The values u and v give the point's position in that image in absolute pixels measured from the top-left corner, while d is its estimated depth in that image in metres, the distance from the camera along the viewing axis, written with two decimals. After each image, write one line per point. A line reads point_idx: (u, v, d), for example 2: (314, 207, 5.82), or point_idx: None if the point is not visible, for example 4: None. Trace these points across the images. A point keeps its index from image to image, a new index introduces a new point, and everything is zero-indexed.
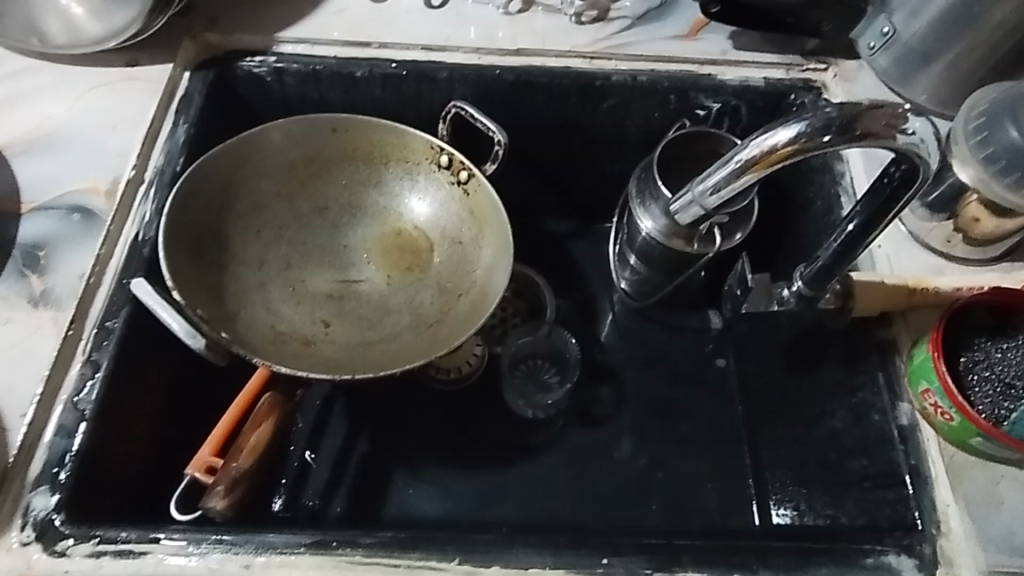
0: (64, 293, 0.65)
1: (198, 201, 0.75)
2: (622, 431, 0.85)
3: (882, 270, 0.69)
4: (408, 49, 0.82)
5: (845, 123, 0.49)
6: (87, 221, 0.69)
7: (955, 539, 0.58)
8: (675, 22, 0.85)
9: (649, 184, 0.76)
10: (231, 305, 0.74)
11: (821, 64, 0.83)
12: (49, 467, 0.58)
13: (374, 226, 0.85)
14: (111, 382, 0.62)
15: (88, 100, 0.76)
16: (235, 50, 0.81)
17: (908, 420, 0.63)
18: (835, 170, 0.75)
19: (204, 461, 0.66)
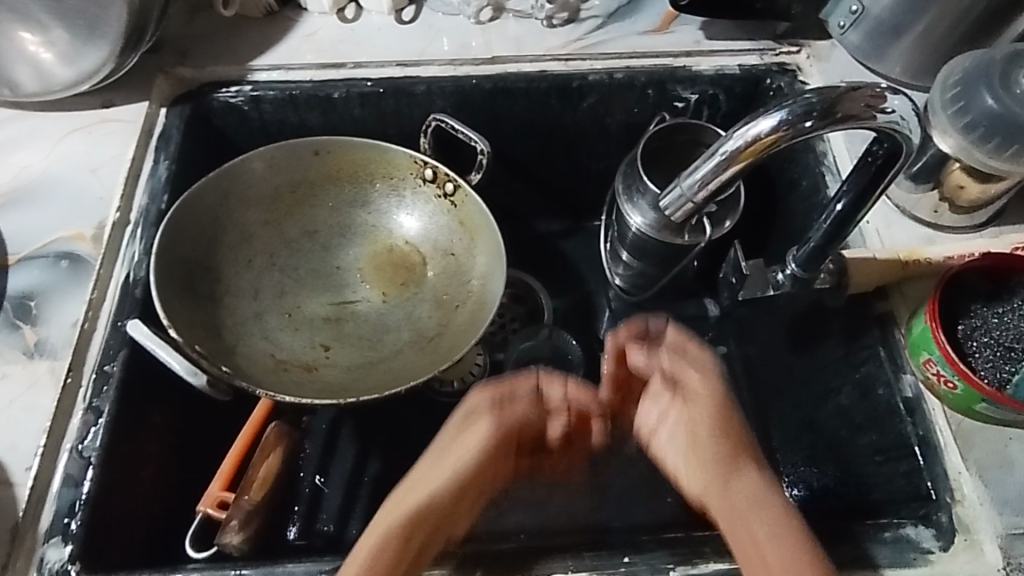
0: (59, 342, 0.64)
1: (186, 236, 0.74)
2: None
3: (873, 244, 0.69)
4: (383, 66, 0.82)
5: (825, 107, 0.49)
6: (75, 267, 0.69)
7: (970, 506, 0.58)
8: (645, 16, 0.86)
9: (635, 179, 0.77)
10: (229, 338, 0.74)
11: (794, 47, 0.83)
12: (60, 519, 0.57)
13: (364, 246, 0.85)
14: (115, 427, 0.61)
15: (66, 146, 0.76)
16: (210, 82, 0.81)
17: (912, 392, 0.63)
18: (818, 150, 0.75)
19: (215, 496, 0.65)
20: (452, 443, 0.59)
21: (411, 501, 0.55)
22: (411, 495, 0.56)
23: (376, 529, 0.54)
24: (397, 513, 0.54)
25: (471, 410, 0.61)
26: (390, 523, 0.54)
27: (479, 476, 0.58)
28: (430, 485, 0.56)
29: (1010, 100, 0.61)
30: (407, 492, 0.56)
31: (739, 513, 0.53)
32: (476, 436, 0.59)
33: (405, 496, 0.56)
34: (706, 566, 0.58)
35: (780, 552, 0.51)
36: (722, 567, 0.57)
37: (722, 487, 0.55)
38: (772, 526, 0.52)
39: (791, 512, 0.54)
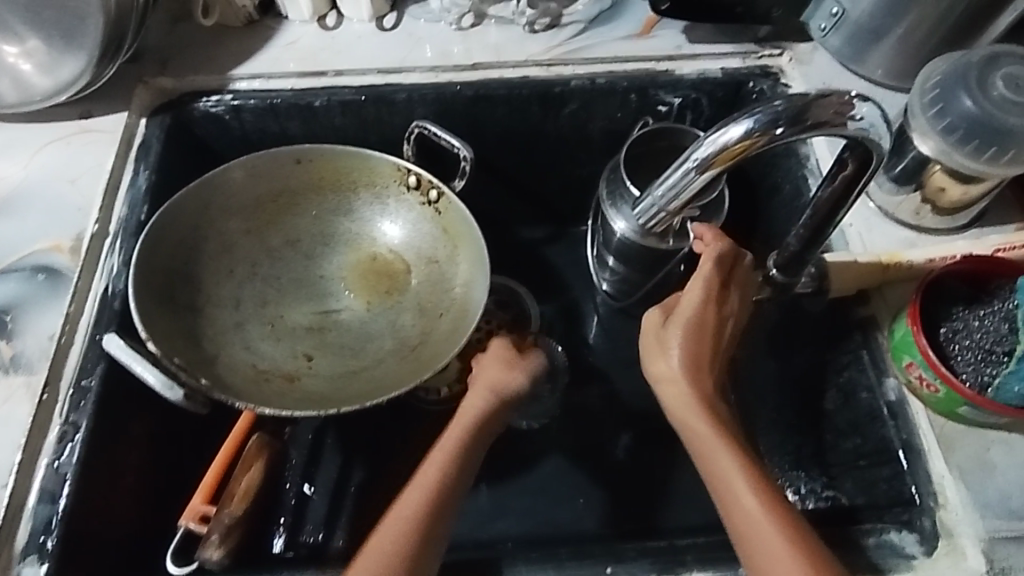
0: (35, 356, 0.64)
1: (166, 247, 0.74)
2: (616, 431, 0.85)
3: (855, 248, 0.69)
4: (364, 74, 0.82)
5: (795, 113, 0.49)
6: (53, 280, 0.68)
7: (952, 510, 0.57)
8: (627, 21, 0.86)
9: (618, 184, 0.77)
10: (210, 349, 0.74)
11: (776, 50, 0.83)
12: (35, 537, 0.56)
13: (348, 254, 0.84)
14: (91, 442, 0.61)
15: (44, 158, 0.75)
16: (191, 92, 0.80)
17: (895, 395, 0.62)
18: (800, 153, 0.75)
19: (197, 510, 0.65)
20: (491, 372, 0.69)
21: (456, 437, 0.63)
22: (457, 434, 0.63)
23: (418, 481, 0.58)
24: (441, 458, 0.60)
25: (505, 355, 0.70)
26: (434, 476, 0.59)
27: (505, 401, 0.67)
28: (471, 416, 0.65)
29: (988, 102, 0.61)
30: (450, 433, 0.63)
31: (703, 436, 0.57)
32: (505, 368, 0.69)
33: (455, 431, 0.63)
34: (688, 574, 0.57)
35: (729, 475, 0.54)
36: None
37: (697, 409, 0.58)
38: (730, 459, 0.55)
39: (740, 443, 0.57)
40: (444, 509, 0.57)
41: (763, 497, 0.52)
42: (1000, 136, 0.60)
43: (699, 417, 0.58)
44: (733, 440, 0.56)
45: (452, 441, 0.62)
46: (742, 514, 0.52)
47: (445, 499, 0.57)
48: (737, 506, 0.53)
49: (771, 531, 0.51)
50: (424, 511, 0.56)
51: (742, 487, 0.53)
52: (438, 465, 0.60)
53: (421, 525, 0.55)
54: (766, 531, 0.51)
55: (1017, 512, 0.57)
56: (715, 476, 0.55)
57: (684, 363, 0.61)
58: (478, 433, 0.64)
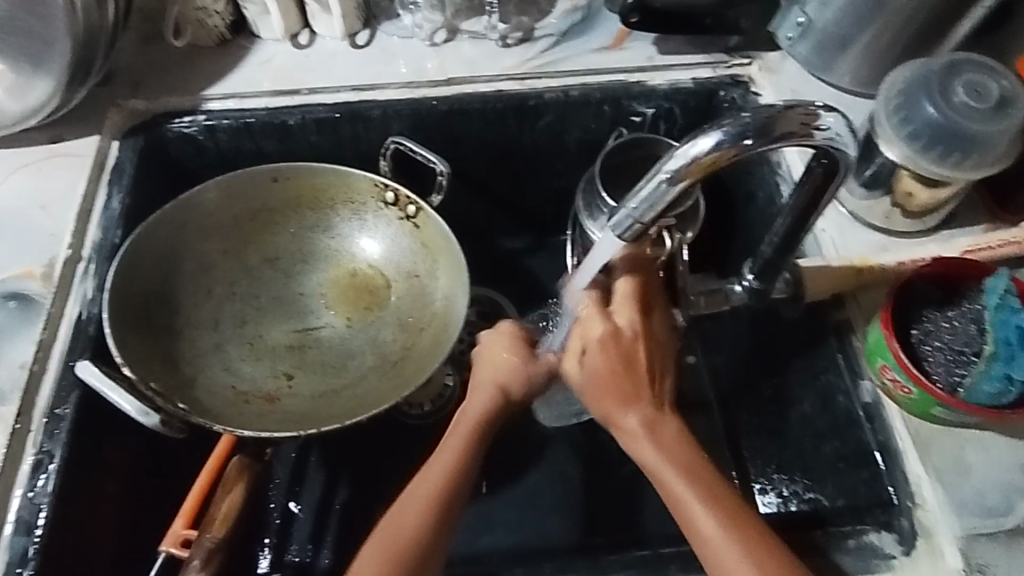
0: (7, 385, 0.63)
1: (141, 272, 0.73)
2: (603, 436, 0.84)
3: (829, 253, 0.70)
4: (338, 91, 0.82)
5: (762, 126, 0.47)
6: (25, 307, 0.67)
7: (931, 510, 0.58)
8: (599, 33, 0.86)
9: (594, 196, 0.79)
10: (189, 371, 0.74)
11: (745, 59, 0.85)
12: (12, 568, 0.56)
13: (328, 270, 0.84)
14: (68, 470, 0.60)
15: (15, 183, 0.74)
16: (163, 113, 0.80)
17: (871, 397, 0.64)
18: (772, 161, 0.76)
19: (178, 535, 0.65)
20: (502, 361, 0.66)
21: (464, 434, 0.62)
22: (465, 433, 0.62)
23: (420, 486, 0.58)
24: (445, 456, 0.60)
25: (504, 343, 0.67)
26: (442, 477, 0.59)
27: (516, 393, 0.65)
28: (476, 415, 0.63)
29: (950, 109, 0.62)
30: (454, 433, 0.62)
31: (657, 466, 0.57)
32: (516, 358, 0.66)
33: (463, 427, 0.62)
34: None
35: (685, 502, 0.55)
36: None
37: (648, 438, 0.58)
38: (688, 484, 0.56)
39: (698, 463, 0.57)
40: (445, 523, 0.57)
41: (723, 524, 0.54)
42: (961, 143, 0.62)
43: (652, 447, 0.58)
44: (688, 464, 0.57)
45: (460, 440, 0.61)
46: (706, 539, 0.54)
47: (450, 506, 0.57)
48: (698, 530, 0.54)
49: (730, 548, 0.53)
50: (425, 519, 0.56)
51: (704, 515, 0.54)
52: (444, 463, 0.59)
53: (425, 535, 0.56)
54: (729, 559, 0.53)
55: (993, 510, 0.58)
56: (673, 498, 0.56)
57: (615, 397, 0.59)
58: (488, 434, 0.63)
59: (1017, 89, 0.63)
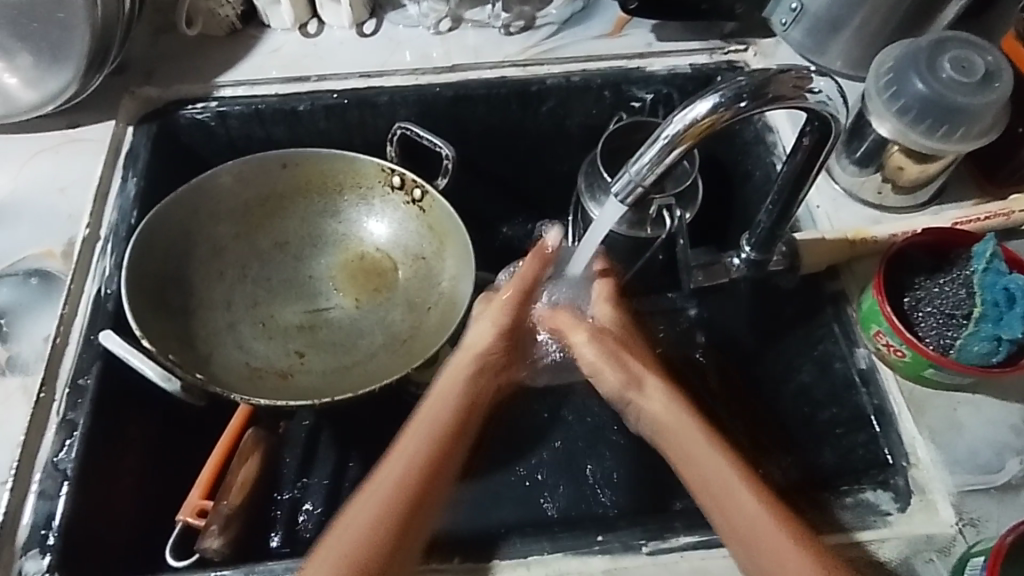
0: (31, 358, 0.65)
1: (157, 252, 0.75)
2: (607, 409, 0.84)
3: (823, 226, 0.72)
4: (347, 78, 0.84)
5: (756, 89, 0.50)
6: (46, 284, 0.69)
7: (924, 467, 0.61)
8: (599, 21, 0.89)
9: (596, 177, 0.81)
10: (203, 348, 0.76)
11: (740, 46, 0.87)
12: (37, 530, 0.57)
13: (337, 254, 0.86)
14: (91, 439, 0.62)
15: (33, 167, 0.76)
16: (176, 100, 0.82)
17: (866, 363, 0.66)
18: (768, 142, 0.79)
19: (194, 504, 0.67)
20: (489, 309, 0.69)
21: (445, 399, 0.64)
22: (444, 397, 0.64)
23: (400, 454, 0.59)
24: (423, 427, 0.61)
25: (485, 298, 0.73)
26: (424, 442, 0.60)
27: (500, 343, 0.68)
28: (460, 373, 0.66)
29: (938, 84, 0.64)
30: (434, 404, 0.63)
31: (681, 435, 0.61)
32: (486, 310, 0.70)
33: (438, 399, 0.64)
34: (676, 540, 0.59)
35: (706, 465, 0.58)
36: (692, 539, 0.59)
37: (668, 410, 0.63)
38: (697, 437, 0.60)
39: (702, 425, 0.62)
40: (428, 486, 0.58)
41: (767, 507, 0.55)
42: (948, 116, 0.65)
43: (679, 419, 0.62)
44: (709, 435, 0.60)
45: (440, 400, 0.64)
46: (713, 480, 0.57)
47: (433, 470, 0.59)
48: (731, 502, 0.56)
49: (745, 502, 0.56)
50: (415, 477, 0.58)
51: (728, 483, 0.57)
52: (428, 428, 0.61)
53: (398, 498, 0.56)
54: (766, 532, 0.54)
55: (984, 466, 0.60)
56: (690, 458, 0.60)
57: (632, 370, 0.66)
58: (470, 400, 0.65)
59: (1002, 64, 0.65)
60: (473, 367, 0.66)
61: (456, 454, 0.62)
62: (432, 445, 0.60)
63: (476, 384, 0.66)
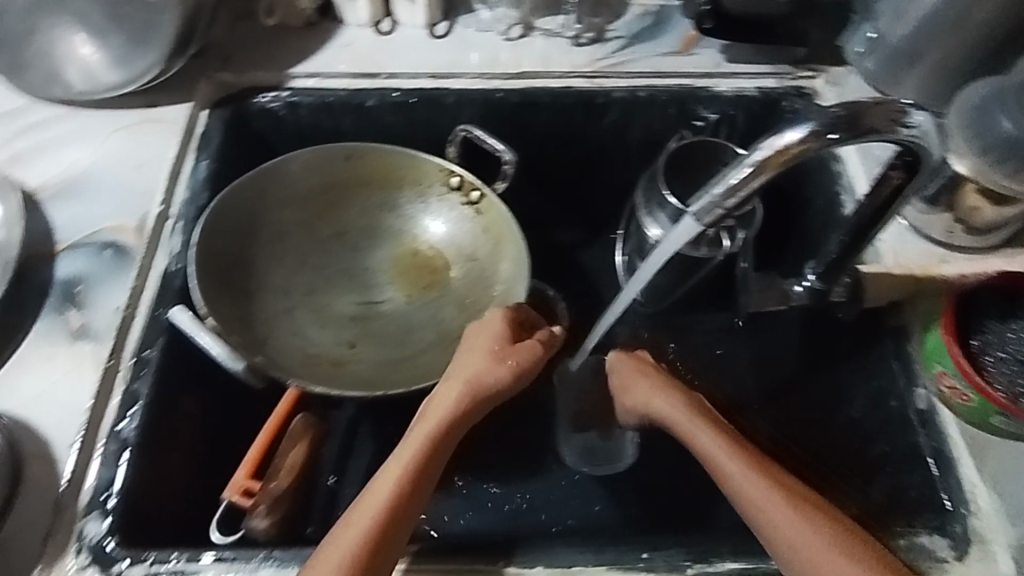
0: (102, 328, 0.67)
1: (224, 233, 0.77)
2: None
3: (888, 261, 0.70)
4: (415, 77, 0.85)
5: (849, 120, 0.49)
6: (119, 257, 0.71)
7: (986, 517, 0.59)
8: (668, 38, 0.89)
9: (655, 193, 0.82)
10: (261, 332, 0.77)
11: (810, 72, 0.86)
12: (98, 494, 0.59)
13: (391, 249, 0.87)
14: (151, 409, 0.64)
15: (113, 143, 0.79)
16: (250, 87, 0.84)
17: (925, 404, 0.65)
18: (834, 170, 0.78)
19: (240, 484, 0.68)
20: (486, 354, 0.68)
21: (432, 425, 0.63)
22: (427, 424, 0.63)
23: (379, 488, 0.57)
24: (400, 463, 0.59)
25: (491, 316, 0.71)
26: (392, 485, 0.57)
27: (515, 382, 0.68)
28: (449, 402, 0.65)
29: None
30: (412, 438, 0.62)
31: (687, 424, 0.66)
32: (505, 336, 0.70)
33: (422, 427, 0.63)
34: (722, 565, 0.58)
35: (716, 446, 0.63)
36: (738, 566, 0.58)
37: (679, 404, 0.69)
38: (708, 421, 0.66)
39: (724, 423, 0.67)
40: (402, 517, 0.56)
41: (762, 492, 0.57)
42: None
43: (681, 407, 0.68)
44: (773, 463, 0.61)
45: (427, 424, 0.63)
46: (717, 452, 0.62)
47: (404, 504, 0.56)
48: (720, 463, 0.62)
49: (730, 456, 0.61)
50: (391, 509, 0.55)
51: (757, 483, 0.58)
52: (411, 454, 0.60)
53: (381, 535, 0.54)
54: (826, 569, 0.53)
55: None
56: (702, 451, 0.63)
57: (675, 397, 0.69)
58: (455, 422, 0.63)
59: None
60: (468, 393, 0.65)
61: (431, 482, 0.60)
62: (414, 471, 0.59)
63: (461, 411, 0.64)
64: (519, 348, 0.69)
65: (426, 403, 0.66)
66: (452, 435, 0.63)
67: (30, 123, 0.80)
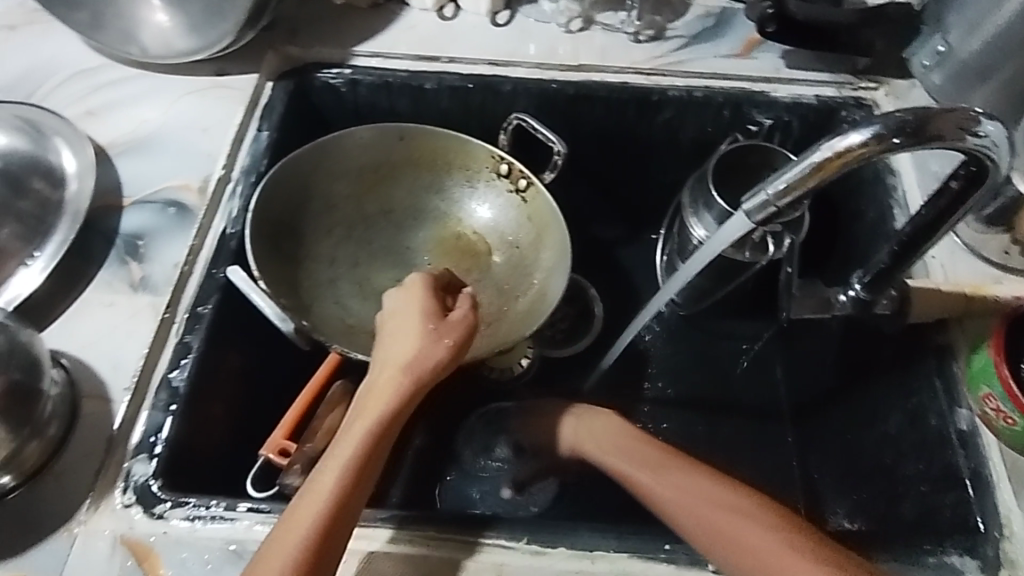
0: (161, 281, 0.70)
1: (279, 201, 0.80)
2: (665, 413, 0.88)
3: (937, 277, 0.70)
4: (474, 64, 0.87)
5: (916, 126, 0.48)
6: (181, 215, 0.74)
7: (1018, 543, 0.58)
8: (729, 40, 0.89)
9: (703, 194, 0.81)
10: (306, 298, 0.80)
11: (872, 83, 0.85)
12: (147, 437, 0.61)
13: (434, 230, 0.89)
14: (201, 362, 0.66)
15: (181, 107, 0.82)
16: (314, 62, 0.86)
17: (966, 425, 0.63)
18: (888, 183, 0.76)
19: (277, 443, 0.70)
20: (418, 335, 0.59)
21: (369, 419, 0.55)
22: (363, 415, 0.56)
23: (316, 487, 0.52)
24: (339, 455, 0.54)
25: (414, 287, 0.63)
26: (333, 480, 0.52)
27: (458, 358, 0.60)
28: (386, 390, 0.57)
29: None
30: (348, 432, 0.55)
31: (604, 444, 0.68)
32: (430, 310, 0.61)
33: (359, 420, 0.56)
34: None
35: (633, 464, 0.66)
36: None
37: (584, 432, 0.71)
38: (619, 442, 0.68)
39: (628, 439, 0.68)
40: (345, 515, 0.52)
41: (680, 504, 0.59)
42: None
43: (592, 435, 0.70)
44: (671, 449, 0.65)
45: (363, 414, 0.56)
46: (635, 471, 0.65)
47: (345, 501, 0.52)
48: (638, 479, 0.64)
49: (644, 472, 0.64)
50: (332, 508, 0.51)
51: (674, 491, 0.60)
52: (350, 448, 0.54)
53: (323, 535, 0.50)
54: (741, 531, 0.55)
55: None
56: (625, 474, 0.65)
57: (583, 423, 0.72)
58: (394, 412, 0.56)
59: None
60: (409, 380, 0.57)
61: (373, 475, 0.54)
62: (353, 470, 0.53)
63: (401, 400, 0.57)
64: (452, 325, 0.61)
65: (361, 392, 0.58)
66: (394, 425, 0.57)
67: (105, 82, 0.84)
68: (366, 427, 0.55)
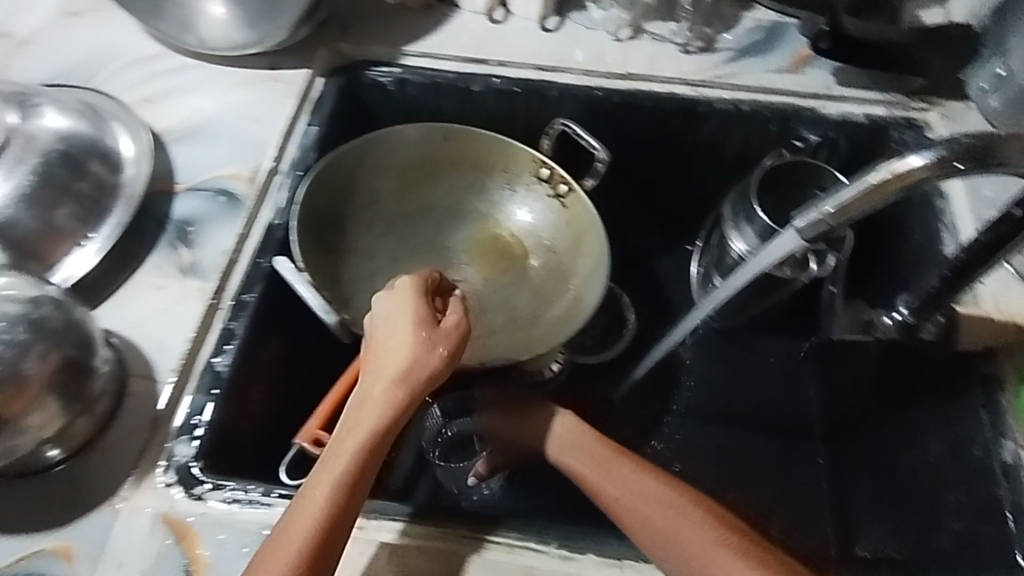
0: (209, 267, 0.71)
1: (325, 195, 0.81)
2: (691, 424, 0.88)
3: (987, 305, 0.69)
4: (522, 67, 0.87)
5: (979, 150, 0.47)
6: (230, 203, 0.76)
7: None
8: (779, 55, 0.88)
9: (745, 208, 0.81)
10: (346, 291, 0.82)
11: (923, 103, 0.83)
12: (190, 419, 0.63)
13: (473, 229, 0.90)
14: (244, 348, 0.68)
15: (234, 98, 0.84)
16: (365, 60, 0.88)
17: (1012, 459, 0.62)
18: (937, 207, 0.75)
19: (311, 433, 0.70)
20: (410, 344, 0.57)
21: (360, 432, 0.54)
22: (354, 426, 0.54)
23: (310, 500, 0.52)
24: (332, 467, 0.53)
25: (404, 292, 0.60)
26: (325, 495, 0.51)
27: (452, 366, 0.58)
28: (378, 402, 0.55)
29: None
30: (340, 443, 0.54)
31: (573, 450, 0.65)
32: (422, 316, 0.59)
33: (350, 432, 0.54)
34: None
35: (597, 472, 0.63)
36: None
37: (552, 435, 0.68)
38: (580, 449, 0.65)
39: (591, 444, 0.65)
40: (339, 528, 0.51)
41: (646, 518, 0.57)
42: None
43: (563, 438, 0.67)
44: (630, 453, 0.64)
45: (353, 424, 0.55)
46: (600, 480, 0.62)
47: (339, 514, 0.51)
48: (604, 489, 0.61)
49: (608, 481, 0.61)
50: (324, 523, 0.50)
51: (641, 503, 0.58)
52: (342, 461, 0.53)
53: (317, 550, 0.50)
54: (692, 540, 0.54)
55: None
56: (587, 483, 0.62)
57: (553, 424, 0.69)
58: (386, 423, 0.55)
59: None
60: (402, 391, 0.56)
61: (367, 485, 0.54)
62: (345, 485, 0.52)
63: (394, 412, 0.55)
64: (444, 333, 0.58)
65: (352, 402, 0.56)
66: (389, 436, 0.55)
67: (162, 70, 0.86)
68: (356, 439, 0.54)
